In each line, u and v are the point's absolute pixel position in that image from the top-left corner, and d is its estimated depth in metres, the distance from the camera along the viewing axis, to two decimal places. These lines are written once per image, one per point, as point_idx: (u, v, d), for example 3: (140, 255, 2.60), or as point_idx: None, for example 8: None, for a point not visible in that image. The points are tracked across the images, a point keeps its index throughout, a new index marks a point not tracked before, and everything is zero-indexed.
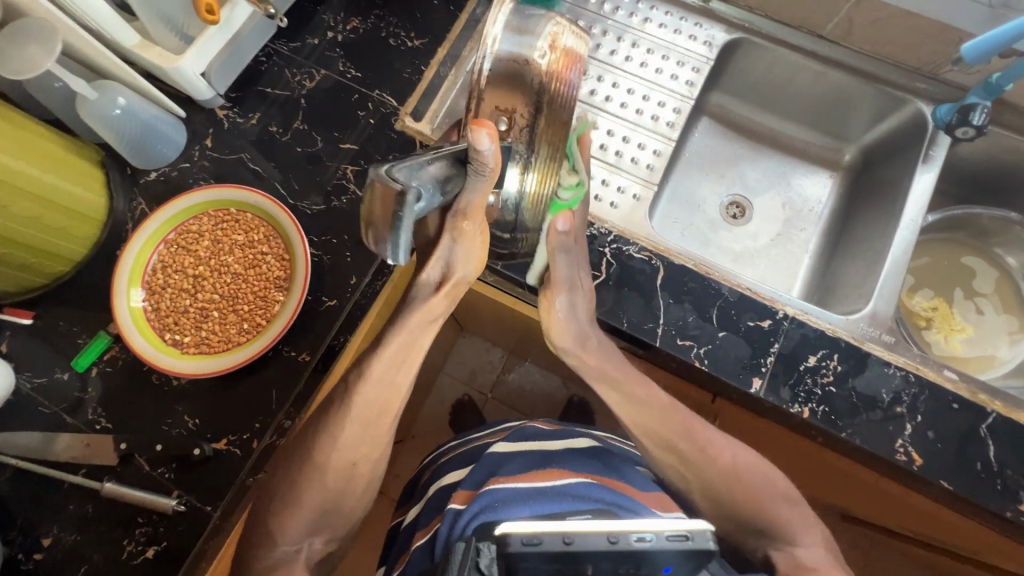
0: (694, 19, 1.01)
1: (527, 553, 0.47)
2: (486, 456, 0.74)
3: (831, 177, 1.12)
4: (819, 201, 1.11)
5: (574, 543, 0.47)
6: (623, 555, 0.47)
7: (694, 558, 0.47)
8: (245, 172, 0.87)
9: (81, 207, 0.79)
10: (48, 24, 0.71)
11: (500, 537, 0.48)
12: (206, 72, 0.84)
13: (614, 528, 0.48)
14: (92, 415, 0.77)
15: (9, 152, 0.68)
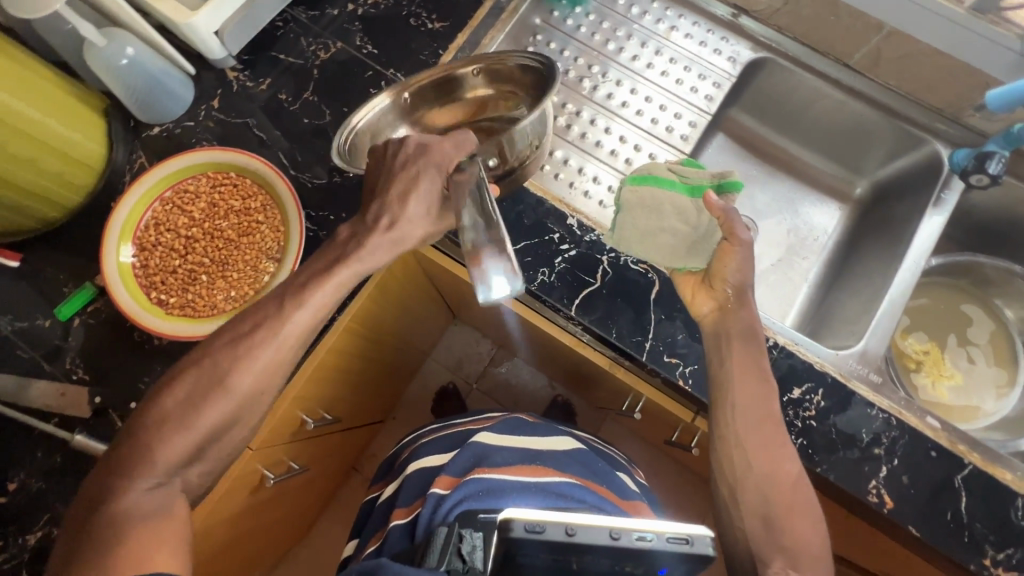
0: (721, 33, 0.99)
1: (528, 538, 0.53)
2: (470, 443, 0.74)
3: (841, 211, 1.11)
4: (824, 232, 1.10)
5: (576, 535, 0.53)
6: (623, 551, 0.53)
7: (692, 559, 0.53)
8: (249, 137, 0.86)
9: (81, 156, 0.78)
10: None
11: (502, 521, 0.54)
12: (221, 32, 0.82)
13: (616, 525, 0.53)
14: (69, 365, 0.76)
15: (9, 91, 0.67)
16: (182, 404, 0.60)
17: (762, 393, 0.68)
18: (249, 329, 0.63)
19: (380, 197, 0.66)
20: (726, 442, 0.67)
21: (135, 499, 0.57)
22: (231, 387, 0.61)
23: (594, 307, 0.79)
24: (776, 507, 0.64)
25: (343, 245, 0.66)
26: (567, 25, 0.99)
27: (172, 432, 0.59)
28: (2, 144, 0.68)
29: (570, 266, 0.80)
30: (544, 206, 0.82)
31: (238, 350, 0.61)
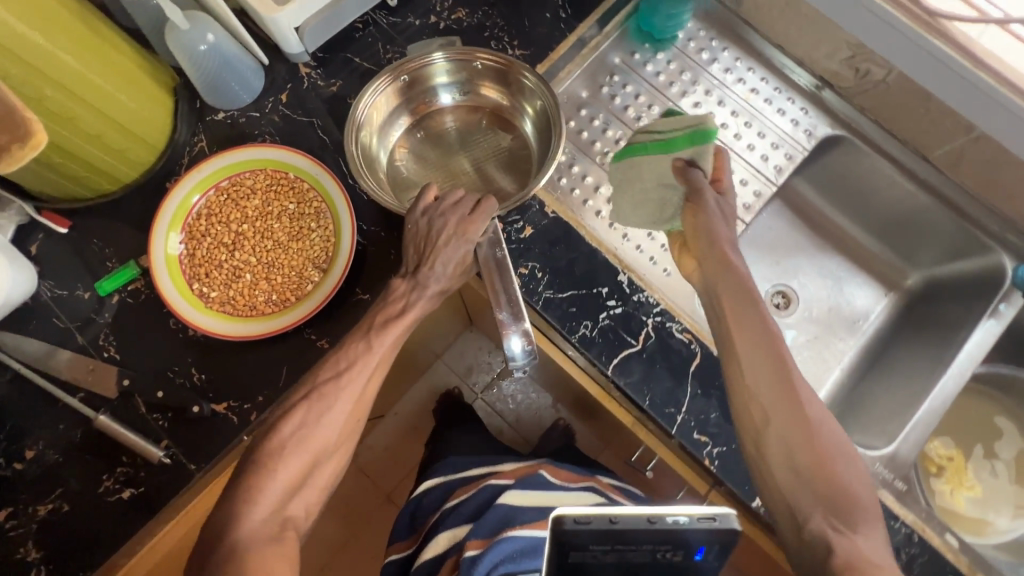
0: (802, 103, 0.96)
1: (578, 529, 0.56)
2: (496, 503, 0.83)
3: (889, 300, 1.08)
4: (868, 317, 1.07)
5: (616, 523, 0.56)
6: (661, 535, 0.56)
7: (723, 537, 0.56)
8: (311, 138, 0.84)
9: (143, 132, 0.77)
10: None
11: (553, 518, 0.56)
12: (301, 28, 0.81)
13: (651, 510, 0.56)
14: (102, 341, 0.76)
15: (86, 64, 0.66)
16: (296, 436, 0.66)
17: (765, 346, 0.65)
18: (344, 366, 0.70)
19: (439, 265, 0.73)
20: (751, 412, 0.64)
21: (236, 519, 0.61)
22: (332, 417, 0.68)
23: (631, 369, 0.78)
24: (819, 481, 0.60)
25: (402, 301, 0.74)
26: (646, 71, 0.96)
27: (288, 458, 0.65)
28: (67, 113, 0.67)
29: (613, 324, 0.79)
30: (598, 258, 0.81)
31: (333, 387, 0.69)
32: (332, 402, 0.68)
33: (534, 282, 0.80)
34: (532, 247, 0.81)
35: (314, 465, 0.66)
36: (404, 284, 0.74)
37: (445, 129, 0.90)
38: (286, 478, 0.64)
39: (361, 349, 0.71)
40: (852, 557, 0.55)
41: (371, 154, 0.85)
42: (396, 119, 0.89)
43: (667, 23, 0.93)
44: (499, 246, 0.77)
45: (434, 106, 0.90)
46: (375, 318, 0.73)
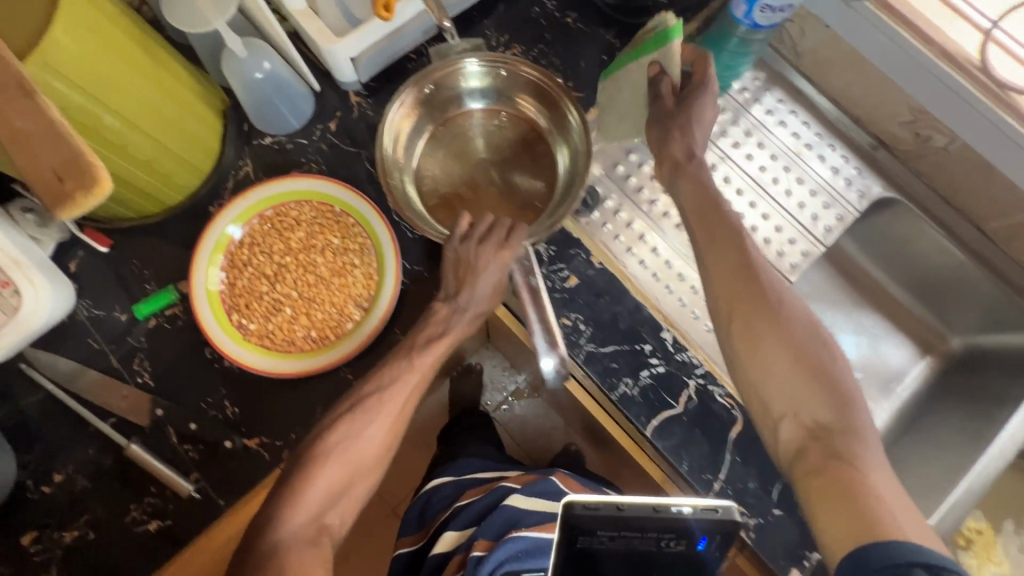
0: (856, 163, 0.94)
1: (587, 515, 0.55)
2: (501, 504, 0.91)
3: (924, 363, 1.06)
4: (902, 379, 1.05)
5: (624, 510, 0.56)
6: (665, 522, 0.56)
7: (724, 528, 0.56)
8: (359, 169, 0.83)
9: (191, 158, 0.75)
10: None
11: (563, 504, 0.56)
12: (357, 59, 0.79)
13: (656, 499, 0.56)
14: (137, 367, 0.75)
15: (149, 96, 0.65)
16: (340, 447, 0.66)
17: (741, 259, 0.67)
18: (386, 384, 0.69)
19: (479, 291, 0.71)
20: (736, 325, 0.66)
21: (277, 520, 0.63)
22: (371, 431, 0.68)
23: (670, 432, 0.76)
24: (806, 390, 0.61)
25: (443, 325, 0.73)
26: None
27: (328, 467, 0.65)
28: (123, 143, 0.65)
29: (654, 383, 0.77)
30: (642, 313, 0.79)
31: (374, 403, 0.68)
32: (373, 418, 0.68)
33: (576, 334, 0.78)
34: (576, 298, 0.79)
35: (351, 478, 0.67)
36: (445, 307, 0.72)
37: (471, 138, 0.84)
38: (326, 485, 0.65)
39: (401, 369, 0.70)
40: (852, 476, 0.55)
41: (399, 164, 0.79)
42: (421, 130, 0.82)
43: (726, 73, 0.90)
44: (532, 273, 0.73)
45: (464, 116, 0.84)
46: (415, 339, 0.72)
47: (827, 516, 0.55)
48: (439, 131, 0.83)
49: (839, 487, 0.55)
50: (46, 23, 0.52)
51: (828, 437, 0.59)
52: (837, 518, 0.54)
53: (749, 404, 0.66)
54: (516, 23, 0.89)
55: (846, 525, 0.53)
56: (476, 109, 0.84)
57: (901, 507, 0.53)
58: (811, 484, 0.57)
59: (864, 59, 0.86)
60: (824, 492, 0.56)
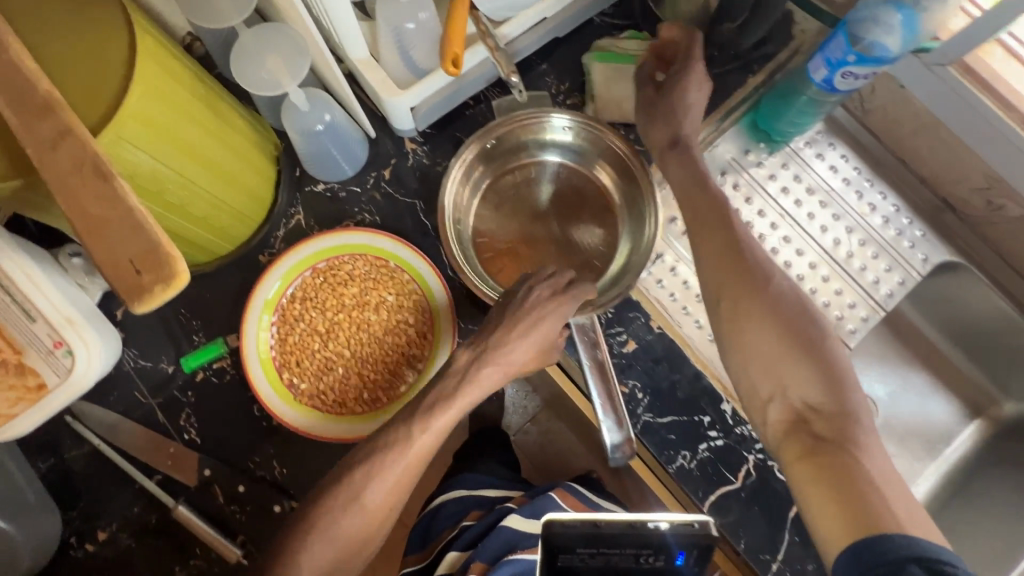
0: (920, 225, 0.91)
1: (564, 531, 0.62)
2: (501, 526, 0.91)
3: (974, 425, 1.02)
4: (951, 441, 1.01)
5: (600, 527, 0.62)
6: (640, 537, 0.62)
7: (698, 541, 0.62)
8: (413, 221, 0.80)
9: (246, 209, 0.73)
10: (300, 41, 0.59)
11: (542, 522, 0.62)
12: (417, 107, 0.76)
13: (634, 517, 0.62)
14: (183, 422, 0.73)
15: (212, 156, 0.62)
16: (328, 522, 0.61)
17: (724, 242, 0.66)
18: (379, 451, 0.63)
19: (511, 338, 0.67)
20: (722, 310, 0.65)
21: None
22: (367, 500, 0.62)
23: (728, 508, 0.74)
24: (791, 372, 0.60)
25: (461, 376, 0.67)
26: (758, 172, 0.91)
27: (318, 537, 0.61)
28: (184, 204, 0.62)
29: (712, 457, 0.75)
30: (701, 382, 0.76)
31: (369, 471, 0.62)
32: (369, 487, 0.62)
33: (634, 402, 0.76)
34: (634, 363, 0.77)
35: (348, 546, 0.62)
36: (467, 353, 0.67)
37: (532, 192, 0.81)
38: (316, 558, 0.61)
39: (398, 434, 0.64)
40: (842, 462, 0.55)
41: (458, 221, 0.77)
42: (480, 184, 0.80)
43: (791, 128, 0.87)
44: (599, 346, 0.70)
45: (528, 168, 0.81)
46: (424, 395, 0.66)
47: (812, 491, 0.55)
48: (500, 183, 0.81)
49: (828, 474, 0.55)
50: (121, 96, 0.49)
51: (817, 422, 0.58)
52: (831, 510, 0.54)
53: (739, 388, 0.65)
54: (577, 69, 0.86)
55: (839, 516, 0.53)
56: (548, 164, 0.81)
57: (896, 499, 0.53)
58: (803, 471, 0.57)
59: (938, 122, 0.83)
60: (812, 474, 0.56)
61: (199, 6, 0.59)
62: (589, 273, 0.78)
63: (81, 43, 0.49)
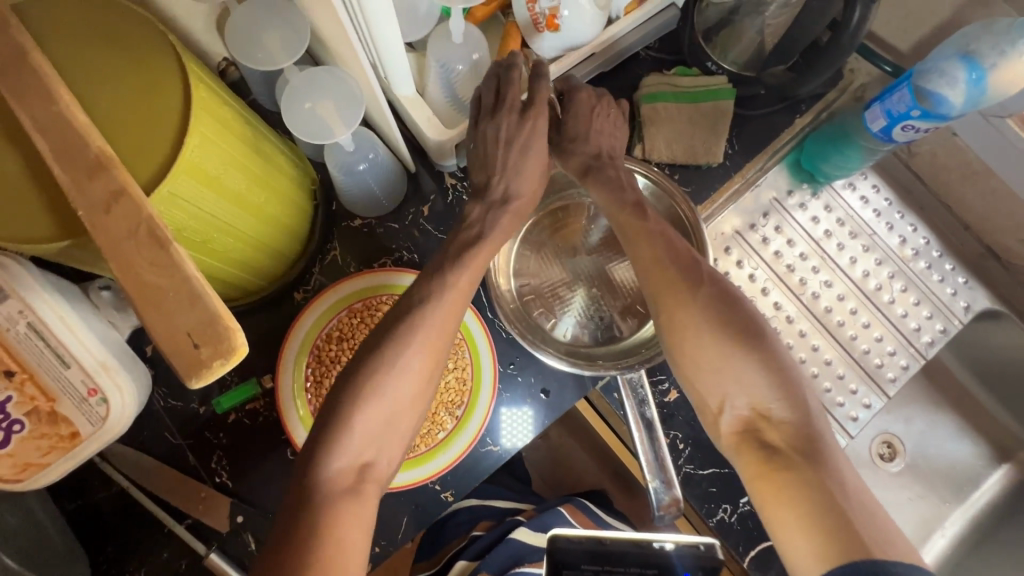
0: (962, 273, 0.90)
1: (570, 548, 0.57)
2: (508, 539, 0.88)
3: (1001, 470, 0.96)
4: (978, 486, 0.95)
5: (605, 544, 0.58)
6: (646, 557, 0.57)
7: (706, 567, 0.56)
8: None
9: (285, 249, 0.71)
10: (355, 88, 0.59)
11: (548, 538, 0.58)
12: (461, 144, 0.74)
13: (641, 535, 0.58)
14: (214, 465, 0.71)
15: (257, 198, 0.60)
16: (371, 383, 0.56)
17: (654, 253, 0.63)
18: (420, 303, 0.61)
19: (513, 180, 0.68)
20: (666, 323, 0.61)
21: (311, 470, 0.53)
22: (409, 358, 0.58)
23: (767, 563, 0.73)
24: (738, 376, 0.57)
25: (479, 226, 0.67)
26: (801, 214, 0.89)
27: (364, 404, 0.56)
28: (226, 249, 0.60)
29: (753, 510, 0.73)
30: None
31: (411, 323, 0.59)
32: (410, 343, 0.58)
33: (675, 453, 0.74)
34: (676, 414, 0.75)
35: (392, 416, 0.57)
36: (478, 206, 0.68)
37: (574, 236, 0.79)
38: (364, 428, 0.55)
39: (435, 285, 0.62)
40: (812, 478, 0.51)
41: (502, 271, 0.75)
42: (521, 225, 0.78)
43: (837, 172, 0.85)
44: (647, 404, 0.70)
45: (571, 209, 0.79)
46: (450, 248, 0.66)
47: (774, 511, 0.51)
48: (543, 223, 0.79)
49: (801, 493, 0.50)
50: (175, 149, 0.47)
51: (771, 432, 0.55)
52: (793, 519, 0.49)
53: (690, 399, 0.62)
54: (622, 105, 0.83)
55: (813, 545, 0.48)
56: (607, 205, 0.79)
57: (862, 518, 0.48)
58: (766, 483, 0.53)
59: (988, 171, 0.81)
60: (785, 496, 0.51)
61: (251, 50, 0.58)
62: (632, 317, 0.76)
63: (133, 95, 0.47)
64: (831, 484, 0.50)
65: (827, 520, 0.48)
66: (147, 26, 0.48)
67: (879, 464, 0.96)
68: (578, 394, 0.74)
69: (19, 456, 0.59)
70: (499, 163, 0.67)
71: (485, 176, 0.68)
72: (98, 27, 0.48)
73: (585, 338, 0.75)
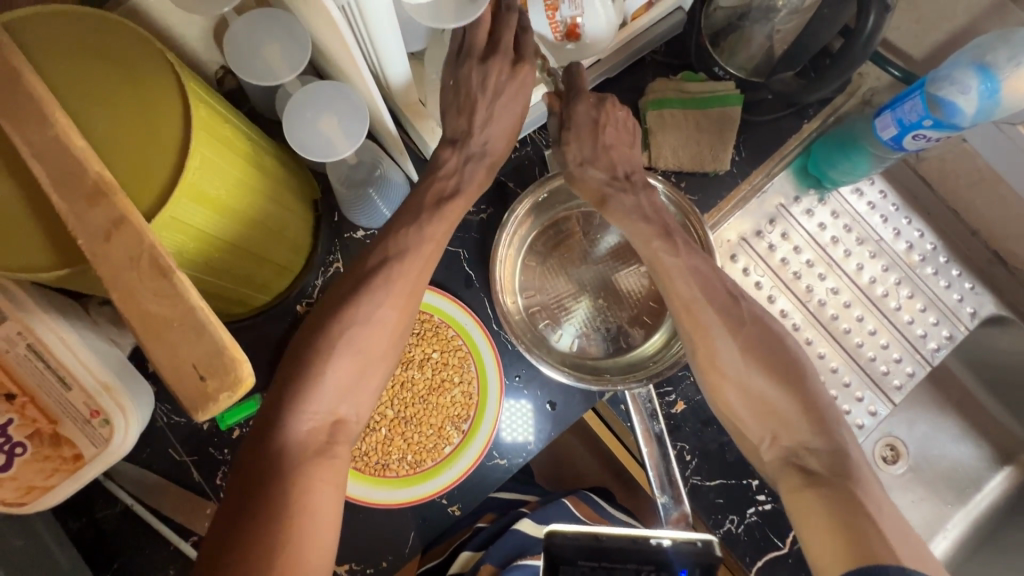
0: (969, 279, 0.90)
1: (568, 543, 0.57)
2: (510, 529, 0.82)
3: (1004, 472, 0.96)
4: (981, 487, 0.95)
5: (604, 541, 0.57)
6: (644, 554, 0.56)
7: (704, 564, 0.56)
8: (457, 272, 0.75)
9: (288, 264, 0.69)
10: (359, 101, 0.58)
11: (545, 533, 0.57)
12: None
13: (636, 531, 0.58)
14: (219, 481, 0.70)
15: (260, 215, 0.58)
16: (344, 337, 0.56)
17: (698, 282, 0.63)
18: (394, 254, 0.59)
19: (493, 125, 0.62)
20: (700, 356, 0.62)
21: (283, 422, 0.52)
22: (383, 313, 0.58)
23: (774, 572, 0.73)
24: (776, 413, 0.59)
25: (455, 178, 0.63)
26: (808, 221, 0.89)
27: (337, 358, 0.55)
28: (229, 268, 0.59)
29: (761, 521, 0.73)
30: None
31: (383, 275, 0.58)
32: (384, 297, 0.58)
33: (682, 465, 0.74)
34: (683, 425, 0.75)
35: (366, 370, 0.57)
36: (454, 154, 0.62)
37: (580, 248, 0.78)
38: (337, 381, 0.55)
39: (409, 235, 0.60)
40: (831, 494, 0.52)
41: (508, 290, 0.75)
42: (526, 238, 0.77)
43: (844, 177, 0.83)
44: (657, 418, 0.71)
45: (576, 218, 0.78)
46: (424, 197, 0.62)
47: (807, 521, 0.53)
48: (548, 233, 0.78)
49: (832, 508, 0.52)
50: (176, 173, 0.46)
51: (811, 458, 0.57)
52: (825, 535, 0.51)
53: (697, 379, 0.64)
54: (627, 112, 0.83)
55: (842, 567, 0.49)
56: (614, 216, 0.78)
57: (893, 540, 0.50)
58: (795, 499, 0.55)
59: (998, 178, 0.80)
60: (815, 515, 0.53)
61: (248, 61, 0.56)
62: (639, 329, 0.75)
63: (132, 117, 0.46)
64: (868, 505, 0.52)
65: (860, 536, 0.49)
66: (142, 44, 0.47)
67: (882, 466, 0.95)
68: (586, 406, 0.74)
69: (21, 479, 0.59)
70: (480, 106, 0.61)
71: (467, 121, 0.62)
72: (91, 45, 0.47)
73: (590, 351, 0.75)
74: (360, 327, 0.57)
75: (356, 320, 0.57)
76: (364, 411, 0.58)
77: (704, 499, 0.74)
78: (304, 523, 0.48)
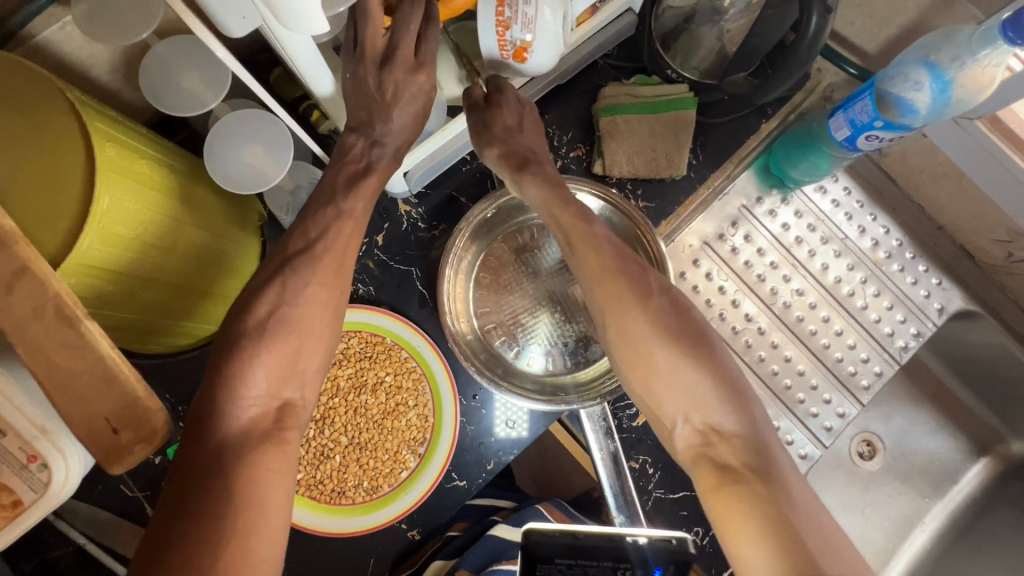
0: (936, 274, 0.89)
1: (544, 542, 0.54)
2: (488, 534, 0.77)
3: (981, 463, 0.93)
4: (957, 480, 0.93)
5: (580, 539, 0.55)
6: (618, 552, 0.54)
7: (677, 560, 0.55)
8: (409, 292, 0.74)
9: (232, 293, 0.68)
10: (275, 125, 0.57)
11: (523, 531, 0.55)
12: (411, 171, 0.68)
13: (614, 530, 0.55)
14: None
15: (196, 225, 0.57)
16: (275, 318, 0.54)
17: (612, 258, 0.58)
18: (315, 238, 0.58)
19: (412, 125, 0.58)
20: (613, 334, 0.57)
21: (218, 415, 0.50)
22: (311, 291, 0.56)
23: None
24: (685, 373, 0.54)
25: (365, 160, 0.59)
26: (771, 222, 0.87)
27: (269, 344, 0.53)
28: (162, 300, 0.57)
29: None
30: None
31: (307, 260, 0.56)
32: (310, 275, 0.56)
33: (645, 478, 0.73)
34: (645, 439, 0.74)
35: (302, 350, 0.55)
36: (360, 139, 0.58)
37: (535, 264, 0.76)
38: (273, 365, 0.53)
39: (328, 227, 0.58)
40: (763, 488, 0.48)
41: (460, 313, 0.73)
42: (474, 262, 0.75)
43: (805, 177, 0.82)
44: (611, 436, 0.71)
45: (533, 230, 0.77)
46: (338, 198, 0.59)
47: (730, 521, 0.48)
48: (502, 248, 0.76)
49: None
50: (88, 199, 0.44)
51: (728, 451, 0.51)
52: (749, 535, 0.46)
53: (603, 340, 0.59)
54: (580, 116, 0.81)
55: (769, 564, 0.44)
56: None
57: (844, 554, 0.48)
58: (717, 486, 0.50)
59: (960, 172, 0.78)
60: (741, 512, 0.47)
61: (165, 93, 0.54)
62: (597, 342, 0.74)
63: (37, 150, 0.44)
64: (789, 509, 0.47)
65: (787, 545, 0.44)
66: (44, 84, 0.45)
67: (858, 463, 0.93)
68: (546, 424, 0.73)
69: None
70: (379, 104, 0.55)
71: (368, 113, 0.56)
72: None
73: (550, 368, 0.74)
74: (293, 337, 0.55)
75: (285, 313, 0.55)
76: (309, 393, 0.56)
77: (669, 509, 0.73)
78: (250, 518, 0.46)
